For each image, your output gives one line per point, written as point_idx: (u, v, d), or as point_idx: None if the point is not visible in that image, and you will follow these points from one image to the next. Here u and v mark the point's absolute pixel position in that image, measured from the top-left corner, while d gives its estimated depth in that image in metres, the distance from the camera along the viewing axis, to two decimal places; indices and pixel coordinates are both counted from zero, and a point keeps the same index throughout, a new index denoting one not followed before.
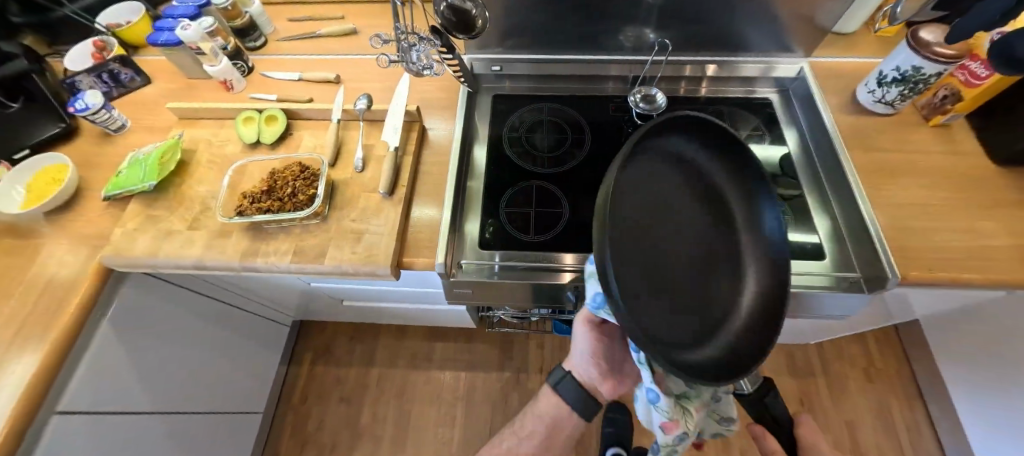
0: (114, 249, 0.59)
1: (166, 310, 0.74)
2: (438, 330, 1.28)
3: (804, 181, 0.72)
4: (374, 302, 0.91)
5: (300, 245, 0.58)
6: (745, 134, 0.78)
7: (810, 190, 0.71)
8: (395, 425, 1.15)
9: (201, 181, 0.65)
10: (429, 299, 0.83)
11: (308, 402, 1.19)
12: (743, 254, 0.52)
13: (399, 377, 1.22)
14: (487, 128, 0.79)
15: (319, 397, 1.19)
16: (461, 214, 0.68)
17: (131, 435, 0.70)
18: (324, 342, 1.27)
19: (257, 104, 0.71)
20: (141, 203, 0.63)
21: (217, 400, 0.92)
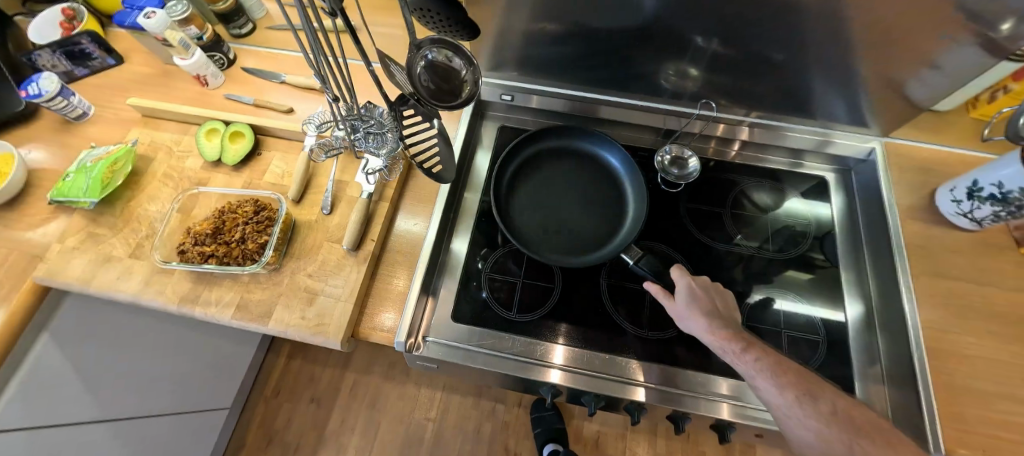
0: (48, 270, 0.53)
1: (117, 315, 0.69)
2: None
3: (843, 253, 0.64)
4: None
5: (247, 297, 0.51)
6: (794, 192, 0.69)
7: (848, 266, 0.63)
8: (362, 435, 1.10)
9: (152, 199, 0.58)
10: None
11: (280, 397, 1.15)
12: (614, 176, 0.67)
13: (373, 386, 1.15)
14: (495, 135, 0.72)
15: (291, 394, 1.15)
16: (449, 230, 0.63)
17: (74, 444, 0.66)
18: None
19: (225, 112, 0.62)
20: (85, 217, 0.57)
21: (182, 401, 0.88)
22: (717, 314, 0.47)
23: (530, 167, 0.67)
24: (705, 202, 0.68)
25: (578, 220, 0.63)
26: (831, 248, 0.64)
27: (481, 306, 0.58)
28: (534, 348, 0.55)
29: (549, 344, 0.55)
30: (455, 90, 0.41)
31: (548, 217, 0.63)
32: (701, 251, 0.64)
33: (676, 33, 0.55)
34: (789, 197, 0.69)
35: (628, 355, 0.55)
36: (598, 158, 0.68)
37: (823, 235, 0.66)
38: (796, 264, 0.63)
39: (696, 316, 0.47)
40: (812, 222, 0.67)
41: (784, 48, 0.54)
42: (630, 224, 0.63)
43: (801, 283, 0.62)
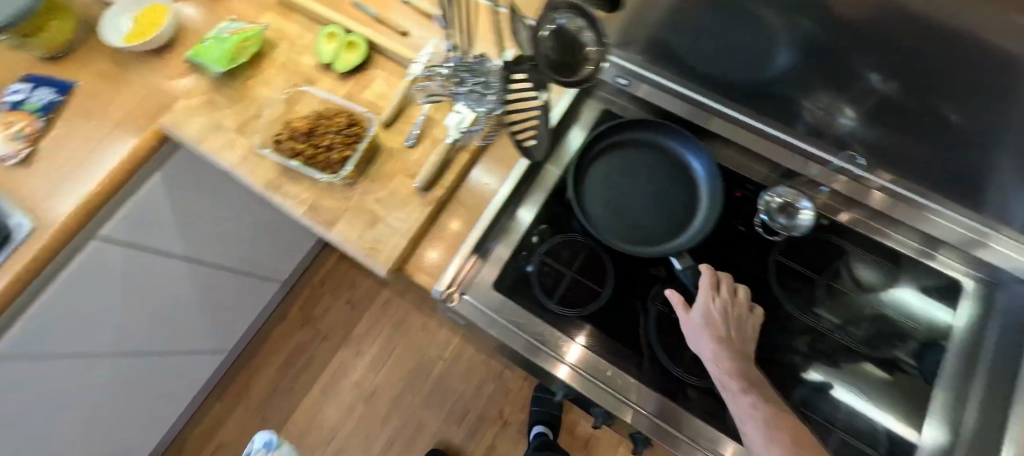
0: (173, 121, 0.60)
1: (212, 175, 0.77)
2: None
3: (944, 374, 0.53)
4: None
5: (320, 201, 0.54)
6: (911, 285, 0.58)
7: (944, 390, 0.52)
8: (381, 348, 1.16)
9: (266, 83, 0.61)
10: None
11: (323, 288, 1.23)
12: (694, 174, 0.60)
13: (402, 309, 1.20)
14: (596, 108, 0.66)
15: (333, 289, 1.23)
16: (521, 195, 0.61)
17: (161, 270, 0.79)
18: None
19: (347, 19, 0.63)
20: (210, 83, 0.62)
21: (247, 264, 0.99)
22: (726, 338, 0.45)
23: (614, 152, 0.62)
24: (801, 261, 0.59)
25: (646, 212, 0.58)
26: (932, 363, 0.54)
27: (520, 283, 0.57)
28: (550, 339, 0.53)
29: (567, 340, 0.53)
30: (573, 67, 0.37)
31: (618, 203, 0.59)
32: (775, 312, 0.56)
33: (842, 68, 0.46)
34: (901, 286, 0.58)
35: (646, 383, 0.51)
36: (680, 153, 0.61)
37: (929, 343, 0.55)
38: (878, 366, 0.54)
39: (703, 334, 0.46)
40: (917, 324, 0.56)
41: (974, 128, 0.43)
42: (695, 227, 0.57)
43: (872, 381, 0.53)
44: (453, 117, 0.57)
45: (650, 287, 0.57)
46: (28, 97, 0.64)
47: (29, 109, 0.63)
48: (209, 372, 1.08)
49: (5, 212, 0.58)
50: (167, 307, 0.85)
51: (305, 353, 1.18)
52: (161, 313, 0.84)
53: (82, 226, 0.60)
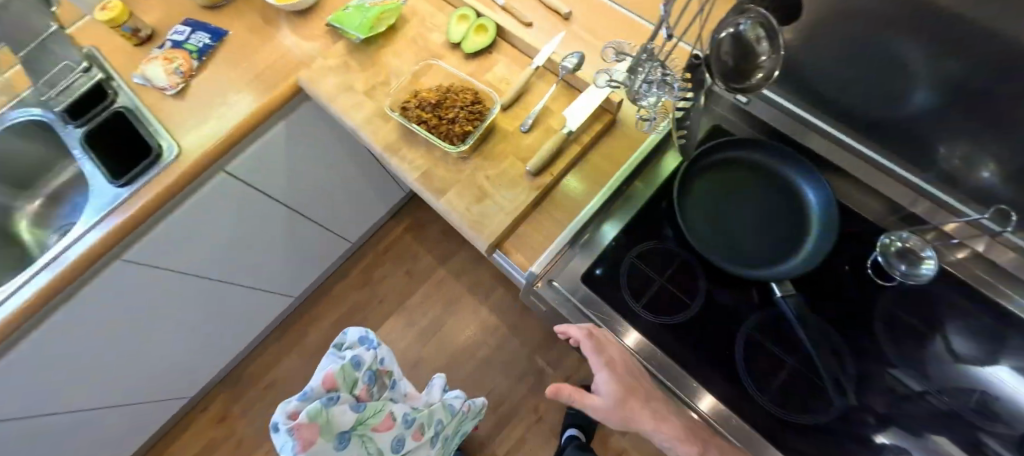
0: (310, 77, 0.66)
1: (323, 134, 0.83)
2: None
3: None
4: None
5: (434, 171, 0.58)
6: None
7: None
8: (430, 322, 1.20)
9: (397, 54, 0.66)
10: None
11: (385, 256, 1.28)
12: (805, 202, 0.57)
13: (456, 289, 1.23)
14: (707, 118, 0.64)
15: (396, 258, 1.27)
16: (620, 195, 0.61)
17: (263, 213, 0.86)
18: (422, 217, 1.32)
19: (479, 4, 0.66)
20: (347, 47, 0.67)
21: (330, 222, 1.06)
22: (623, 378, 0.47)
23: (720, 167, 0.60)
24: (907, 312, 0.53)
25: (748, 233, 0.56)
26: None
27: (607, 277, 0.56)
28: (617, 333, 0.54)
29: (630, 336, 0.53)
30: (740, 77, 0.37)
31: (718, 218, 0.57)
32: (879, 361, 0.50)
33: (1000, 119, 0.42)
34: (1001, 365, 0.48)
35: (717, 398, 0.49)
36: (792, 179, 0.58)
37: None
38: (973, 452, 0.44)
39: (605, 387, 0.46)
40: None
41: None
42: (801, 257, 0.54)
43: None
44: (574, 108, 0.57)
45: (741, 308, 0.55)
46: (189, 40, 0.73)
47: (189, 50, 0.72)
48: (276, 311, 1.15)
49: (159, 141, 0.67)
50: (260, 249, 0.93)
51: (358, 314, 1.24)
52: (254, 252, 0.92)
53: (213, 162, 0.69)
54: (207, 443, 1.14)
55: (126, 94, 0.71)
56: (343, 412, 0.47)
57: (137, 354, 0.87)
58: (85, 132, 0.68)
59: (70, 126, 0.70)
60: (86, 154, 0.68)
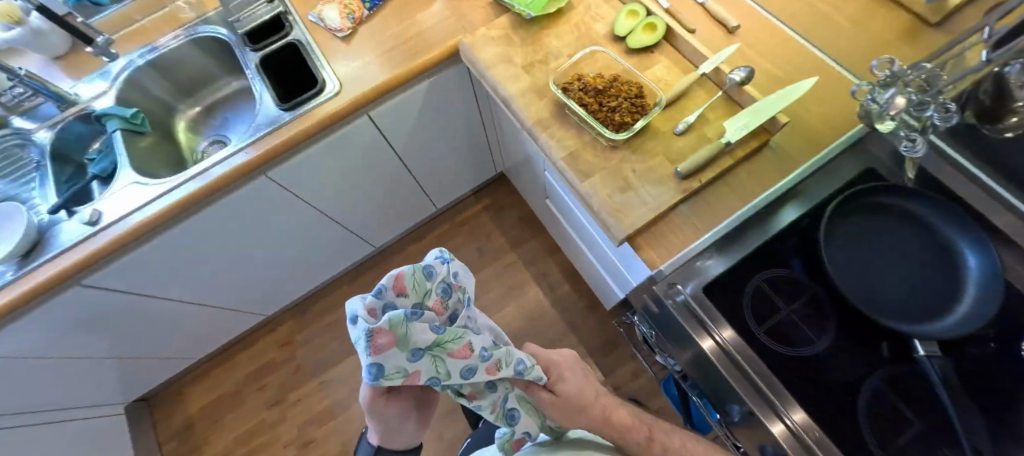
0: (471, 44, 0.70)
1: (453, 101, 0.87)
2: (578, 275, 1.24)
3: None
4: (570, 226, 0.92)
5: (582, 154, 0.59)
6: None
7: None
8: (492, 301, 1.24)
9: (558, 37, 0.68)
10: (610, 270, 0.82)
11: (460, 229, 1.33)
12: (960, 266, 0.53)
13: (523, 276, 1.26)
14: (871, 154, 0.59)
15: (469, 233, 1.32)
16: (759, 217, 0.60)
17: (380, 163, 0.92)
18: (501, 200, 1.35)
19: (650, 3, 0.66)
20: (511, 22, 0.70)
21: (426, 186, 1.11)
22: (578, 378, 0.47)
23: (868, 210, 0.58)
24: None
25: (887, 284, 0.54)
26: None
27: (725, 291, 0.57)
28: (712, 329, 0.54)
29: (724, 334, 0.54)
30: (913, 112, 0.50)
31: (856, 261, 0.55)
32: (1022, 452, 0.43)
33: None
34: None
35: (811, 416, 0.49)
36: (948, 240, 0.54)
37: None
38: None
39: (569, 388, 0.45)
40: None
41: None
42: (952, 319, 0.50)
43: None
44: (739, 120, 0.56)
45: (868, 358, 0.52)
46: None
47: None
48: (356, 256, 1.21)
49: (323, 77, 0.73)
50: (367, 196, 1.00)
51: None
52: (360, 198, 0.99)
53: (363, 105, 0.74)
54: (270, 360, 1.25)
55: (299, 29, 0.77)
56: (421, 328, 0.32)
57: (243, 264, 0.95)
58: (260, 55, 0.75)
59: (246, 48, 0.77)
60: (258, 75, 0.74)
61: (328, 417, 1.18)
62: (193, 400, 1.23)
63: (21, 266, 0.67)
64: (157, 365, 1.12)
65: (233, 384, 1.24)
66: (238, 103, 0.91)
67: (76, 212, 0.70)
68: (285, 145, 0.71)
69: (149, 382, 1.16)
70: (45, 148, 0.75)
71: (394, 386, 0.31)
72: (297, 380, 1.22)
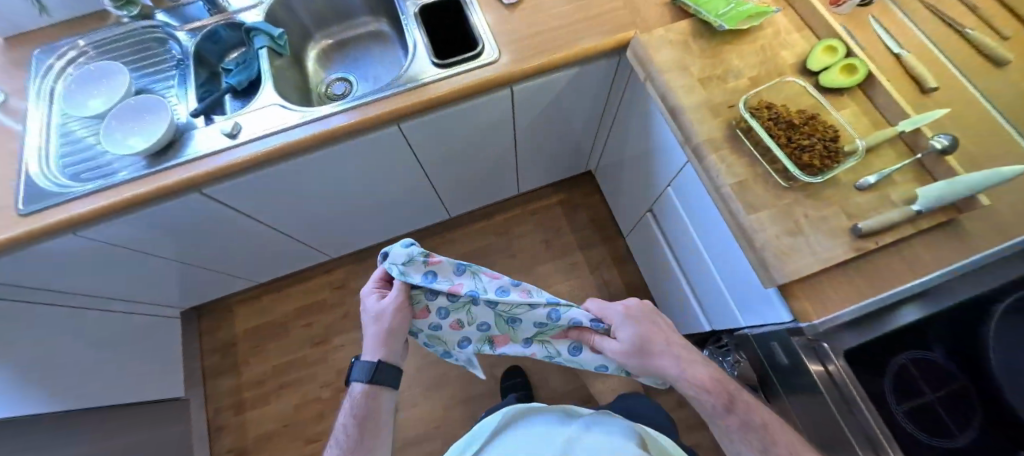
0: (644, 44, 0.67)
1: (587, 94, 0.85)
2: (640, 293, 1.22)
3: None
4: (669, 246, 0.90)
5: (753, 184, 0.56)
6: None
7: None
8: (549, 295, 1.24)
9: (741, 57, 0.64)
10: (709, 301, 0.81)
11: (532, 217, 1.32)
12: None
13: (584, 279, 1.25)
14: None
15: (540, 224, 1.31)
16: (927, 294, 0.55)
17: (494, 138, 0.90)
18: (579, 199, 1.33)
19: (851, 43, 0.62)
20: (691, 30, 0.67)
21: (520, 169, 1.09)
22: (643, 329, 0.56)
23: None
24: None
25: None
26: None
27: (865, 361, 0.54)
28: (829, 358, 0.52)
29: (837, 360, 0.51)
30: None
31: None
32: None
33: None
34: None
35: None
36: None
37: None
38: None
39: (629, 334, 0.55)
40: None
41: None
42: None
43: None
44: (939, 190, 0.51)
45: None
46: None
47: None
48: (428, 221, 1.21)
49: (483, 40, 0.71)
50: (467, 167, 0.98)
51: (487, 256, 1.29)
52: (461, 167, 0.97)
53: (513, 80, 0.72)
54: (321, 301, 1.26)
55: None
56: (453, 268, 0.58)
57: (335, 206, 0.95)
58: (419, 5, 0.74)
59: None
60: (415, 24, 0.73)
61: None
62: (239, 322, 1.25)
63: (152, 161, 0.67)
64: (219, 280, 1.14)
65: (281, 315, 1.25)
66: (369, 45, 0.90)
67: (213, 119, 0.70)
68: (431, 101, 0.69)
69: (206, 296, 1.18)
70: (187, 49, 0.75)
71: (443, 289, 0.56)
72: (344, 326, 1.23)
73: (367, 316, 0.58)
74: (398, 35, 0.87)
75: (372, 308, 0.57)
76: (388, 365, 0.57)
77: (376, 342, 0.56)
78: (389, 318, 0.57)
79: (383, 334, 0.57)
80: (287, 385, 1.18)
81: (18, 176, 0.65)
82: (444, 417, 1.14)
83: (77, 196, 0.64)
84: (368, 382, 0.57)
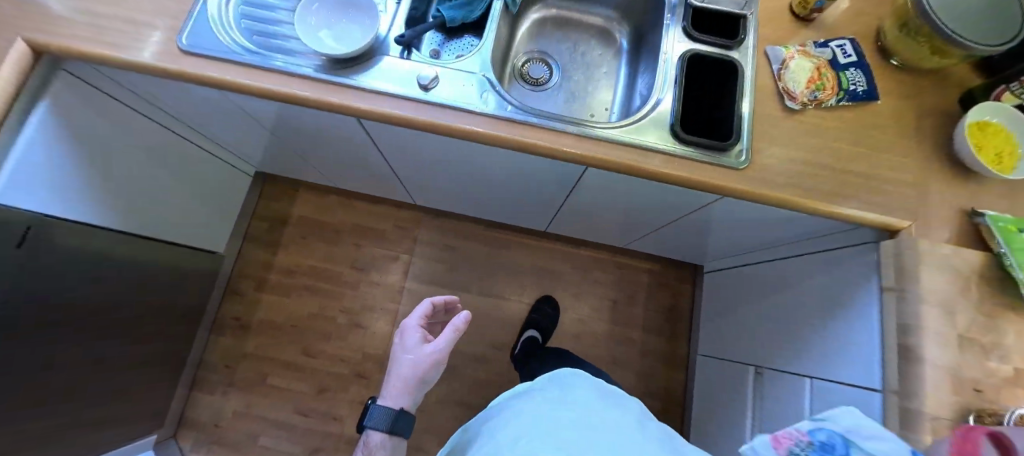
0: (915, 250, 0.54)
1: (787, 231, 0.72)
2: (674, 404, 1.15)
3: None
4: (759, 416, 0.82)
5: None
6: None
7: None
8: (588, 354, 1.17)
9: (1018, 336, 0.52)
10: None
11: (615, 271, 1.23)
12: None
13: (630, 358, 1.18)
14: None
15: (619, 282, 1.22)
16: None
17: (663, 206, 0.79)
18: (669, 281, 1.23)
19: None
20: (980, 269, 0.54)
21: (649, 230, 0.98)
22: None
23: None
24: None
25: None
26: None
27: None
28: None
29: None
30: None
31: None
32: None
33: None
34: None
35: None
36: None
37: None
38: None
39: None
40: None
41: None
42: None
43: None
44: None
45: None
46: (847, 70, 0.61)
47: (840, 84, 0.60)
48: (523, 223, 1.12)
49: (734, 132, 0.59)
50: (613, 205, 0.87)
51: (550, 281, 1.21)
52: (606, 204, 0.87)
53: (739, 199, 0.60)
54: (379, 231, 1.20)
55: (748, 54, 0.61)
56: None
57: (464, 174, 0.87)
58: (688, 49, 0.62)
59: (681, 28, 0.63)
60: (671, 72, 0.61)
61: (386, 320, 1.15)
62: (297, 205, 1.21)
63: (327, 67, 0.58)
64: (305, 170, 1.08)
65: (336, 222, 1.20)
66: (590, 40, 0.77)
67: (410, 55, 0.60)
68: (642, 173, 0.57)
69: (283, 173, 1.13)
70: None
71: None
72: (387, 268, 1.18)
73: (404, 356, 0.57)
74: (628, 50, 0.75)
75: (412, 348, 0.58)
76: (412, 416, 0.55)
77: (409, 386, 0.55)
78: (426, 361, 0.56)
79: (418, 378, 0.56)
80: (309, 289, 1.15)
81: (196, 10, 0.58)
82: (431, 404, 1.12)
83: (240, 64, 0.56)
84: (387, 433, 0.53)
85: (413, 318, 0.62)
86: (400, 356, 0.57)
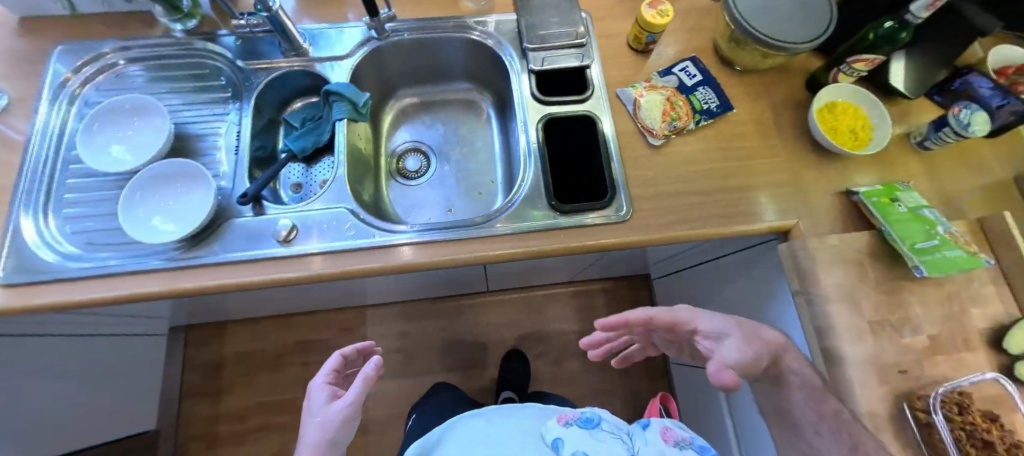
0: (808, 250, 0.56)
1: (700, 245, 0.72)
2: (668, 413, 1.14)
3: None
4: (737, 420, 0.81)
5: None
6: None
7: None
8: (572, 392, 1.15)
9: (920, 302, 0.54)
10: None
11: (573, 300, 1.22)
12: None
13: (613, 381, 1.16)
14: None
15: (580, 310, 1.21)
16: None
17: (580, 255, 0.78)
18: (626, 293, 1.23)
19: None
20: (871, 248, 0.56)
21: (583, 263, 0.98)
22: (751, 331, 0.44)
23: None
24: None
25: None
26: None
27: None
28: None
29: None
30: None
31: None
32: None
33: None
34: None
35: None
36: None
37: None
38: None
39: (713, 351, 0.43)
40: None
41: None
42: None
43: None
44: None
45: None
46: (696, 91, 0.63)
47: (694, 106, 0.62)
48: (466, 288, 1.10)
49: (611, 184, 0.58)
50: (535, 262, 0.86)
51: (513, 332, 1.18)
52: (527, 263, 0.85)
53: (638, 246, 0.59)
54: (325, 341, 1.14)
55: (599, 104, 0.62)
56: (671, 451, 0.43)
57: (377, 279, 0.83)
58: (543, 115, 0.62)
59: (530, 96, 0.63)
60: (532, 145, 0.61)
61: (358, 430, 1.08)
62: (230, 343, 1.12)
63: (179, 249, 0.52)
64: (224, 310, 1.01)
65: (277, 346, 1.13)
66: (458, 116, 0.77)
67: (265, 206, 0.56)
68: (536, 255, 0.55)
69: (203, 318, 1.05)
70: (250, 93, 0.61)
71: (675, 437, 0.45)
72: None
73: (309, 423, 0.41)
74: (496, 116, 0.75)
75: (318, 409, 0.42)
76: None
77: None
78: (337, 423, 0.40)
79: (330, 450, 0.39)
80: (267, 428, 1.07)
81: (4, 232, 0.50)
82: None
83: (71, 277, 0.48)
84: None
85: (321, 374, 0.47)
86: (303, 427, 0.41)
